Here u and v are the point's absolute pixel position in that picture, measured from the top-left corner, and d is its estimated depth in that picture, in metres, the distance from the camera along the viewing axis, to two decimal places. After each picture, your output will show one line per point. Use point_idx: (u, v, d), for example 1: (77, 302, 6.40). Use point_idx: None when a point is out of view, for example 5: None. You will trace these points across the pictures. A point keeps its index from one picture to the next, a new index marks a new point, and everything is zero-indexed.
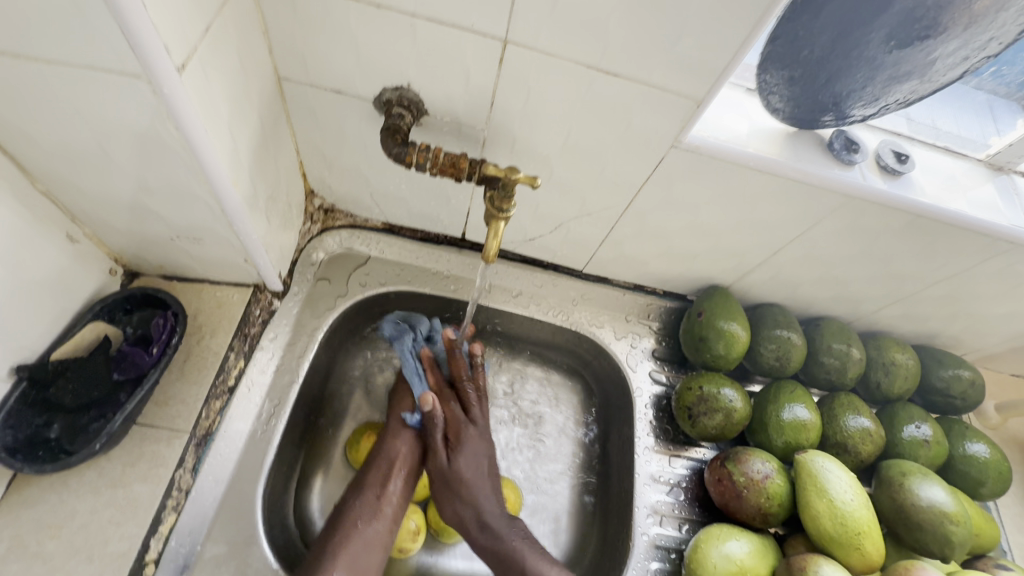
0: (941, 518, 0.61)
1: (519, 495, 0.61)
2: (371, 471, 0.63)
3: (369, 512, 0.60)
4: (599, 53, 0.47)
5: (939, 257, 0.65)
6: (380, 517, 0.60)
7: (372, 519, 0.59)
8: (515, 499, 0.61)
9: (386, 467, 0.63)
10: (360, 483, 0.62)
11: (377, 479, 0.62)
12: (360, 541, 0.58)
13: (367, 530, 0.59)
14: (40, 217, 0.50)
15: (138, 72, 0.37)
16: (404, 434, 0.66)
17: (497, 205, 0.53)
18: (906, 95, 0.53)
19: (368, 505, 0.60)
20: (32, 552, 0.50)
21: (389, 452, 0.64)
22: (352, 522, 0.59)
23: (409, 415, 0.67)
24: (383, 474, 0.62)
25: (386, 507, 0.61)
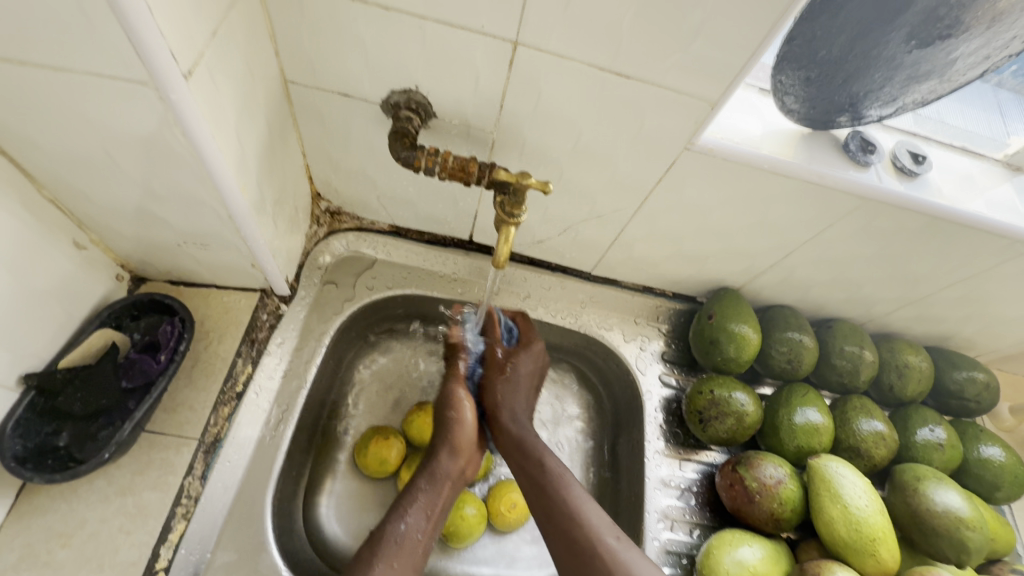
0: (957, 523, 0.60)
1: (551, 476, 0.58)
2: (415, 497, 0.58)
3: (411, 546, 0.54)
4: (612, 56, 0.46)
5: (955, 259, 0.64)
6: (415, 546, 0.54)
7: (411, 552, 0.54)
8: (545, 481, 0.58)
9: (428, 498, 0.58)
10: (399, 510, 0.56)
11: (420, 510, 0.57)
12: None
13: (403, 569, 0.52)
14: (47, 225, 0.50)
15: (144, 79, 0.36)
16: (453, 466, 0.62)
17: (508, 210, 0.52)
18: (925, 95, 0.52)
19: (407, 537, 0.54)
20: (42, 561, 0.50)
21: (433, 485, 0.60)
22: (386, 560, 0.52)
23: (456, 441, 0.63)
24: (424, 506, 0.58)
25: (424, 539, 0.56)
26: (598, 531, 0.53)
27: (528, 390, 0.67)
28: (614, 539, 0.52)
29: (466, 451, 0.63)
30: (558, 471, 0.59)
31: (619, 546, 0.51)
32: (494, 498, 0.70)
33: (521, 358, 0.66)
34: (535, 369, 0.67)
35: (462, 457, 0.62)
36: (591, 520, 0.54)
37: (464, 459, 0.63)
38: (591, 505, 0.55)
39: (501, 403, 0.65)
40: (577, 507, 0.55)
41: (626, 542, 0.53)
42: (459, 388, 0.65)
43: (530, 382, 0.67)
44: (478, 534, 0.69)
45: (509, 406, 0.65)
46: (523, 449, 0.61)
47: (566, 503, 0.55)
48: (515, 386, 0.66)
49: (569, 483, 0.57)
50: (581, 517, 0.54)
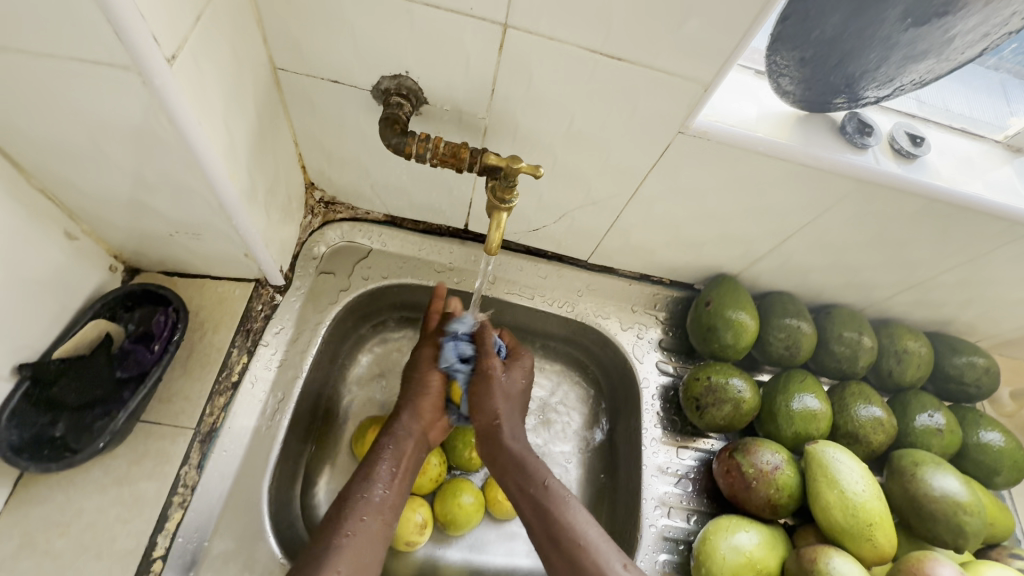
0: (954, 508, 0.60)
1: (541, 500, 0.56)
2: (381, 456, 0.59)
3: (375, 505, 0.55)
4: (602, 38, 0.46)
5: (954, 243, 0.63)
6: (381, 511, 0.55)
7: (381, 508, 0.55)
8: (534, 490, 0.57)
9: (391, 456, 0.59)
10: (365, 471, 0.57)
11: (385, 472, 0.57)
12: (363, 535, 0.52)
13: (370, 523, 0.53)
14: (38, 216, 0.50)
15: (127, 64, 0.36)
16: (416, 426, 0.62)
17: (499, 196, 0.52)
18: (923, 75, 0.51)
19: (374, 499, 0.55)
20: (41, 550, 0.50)
21: (396, 444, 0.60)
22: (356, 515, 0.53)
23: (418, 403, 0.63)
24: (390, 467, 0.58)
25: (393, 497, 0.57)
26: (592, 542, 0.53)
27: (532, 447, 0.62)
28: (601, 542, 0.53)
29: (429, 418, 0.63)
30: (558, 490, 0.57)
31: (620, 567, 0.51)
32: (491, 486, 0.71)
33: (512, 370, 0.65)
34: (517, 389, 0.64)
35: (426, 417, 0.63)
36: (585, 533, 0.53)
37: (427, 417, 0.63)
38: (579, 512, 0.55)
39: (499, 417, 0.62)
40: (561, 501, 0.56)
41: (633, 568, 0.51)
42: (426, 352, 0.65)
43: (517, 395, 0.65)
44: (476, 522, 0.69)
45: (511, 424, 0.62)
46: (511, 462, 0.60)
47: (552, 509, 0.55)
48: (510, 389, 0.64)
49: (553, 482, 0.57)
50: (576, 532, 0.53)
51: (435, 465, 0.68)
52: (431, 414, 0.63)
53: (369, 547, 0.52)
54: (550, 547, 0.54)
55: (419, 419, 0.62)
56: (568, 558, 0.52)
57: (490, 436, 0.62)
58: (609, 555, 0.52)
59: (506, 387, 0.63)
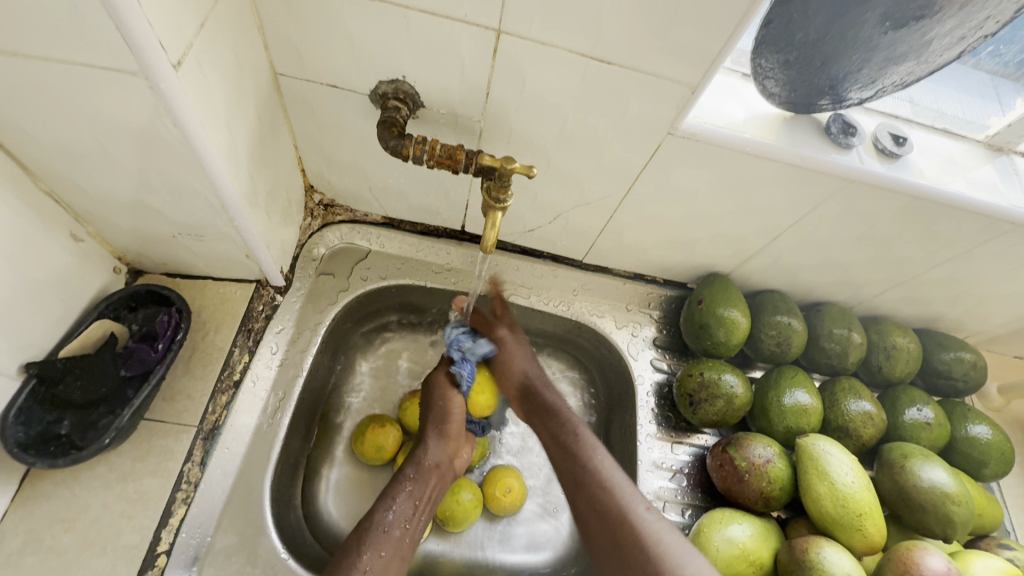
0: (942, 498, 0.61)
1: (574, 450, 0.63)
2: (403, 486, 0.60)
3: (394, 539, 0.55)
4: (592, 42, 0.47)
5: (938, 240, 0.65)
6: (399, 543, 0.56)
7: (396, 540, 0.56)
8: (569, 440, 0.64)
9: (414, 489, 0.60)
10: (386, 500, 0.58)
11: (407, 501, 0.59)
12: (379, 570, 0.52)
13: (388, 560, 0.54)
14: (44, 217, 0.51)
15: (134, 69, 0.37)
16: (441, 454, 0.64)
17: (494, 195, 0.53)
18: (903, 77, 0.53)
19: (394, 534, 0.56)
20: (46, 546, 0.51)
21: (421, 475, 0.61)
22: (374, 549, 0.53)
23: (443, 431, 0.64)
24: (412, 497, 0.60)
25: (411, 533, 0.58)
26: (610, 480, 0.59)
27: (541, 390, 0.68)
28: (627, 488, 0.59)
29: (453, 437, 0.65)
30: (589, 442, 0.63)
31: (644, 515, 0.56)
32: (489, 483, 0.72)
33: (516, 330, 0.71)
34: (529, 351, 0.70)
35: (450, 446, 0.64)
36: (608, 476, 0.59)
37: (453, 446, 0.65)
38: (603, 456, 0.61)
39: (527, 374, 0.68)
40: (588, 449, 0.62)
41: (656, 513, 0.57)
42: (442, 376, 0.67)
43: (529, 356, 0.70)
44: (474, 518, 0.70)
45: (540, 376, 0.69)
46: (545, 408, 0.67)
47: (575, 457, 0.62)
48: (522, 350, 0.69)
49: (581, 428, 0.65)
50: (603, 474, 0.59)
51: None
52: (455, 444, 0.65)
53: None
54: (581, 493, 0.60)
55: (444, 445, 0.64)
56: (596, 506, 0.58)
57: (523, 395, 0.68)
58: (631, 496, 0.58)
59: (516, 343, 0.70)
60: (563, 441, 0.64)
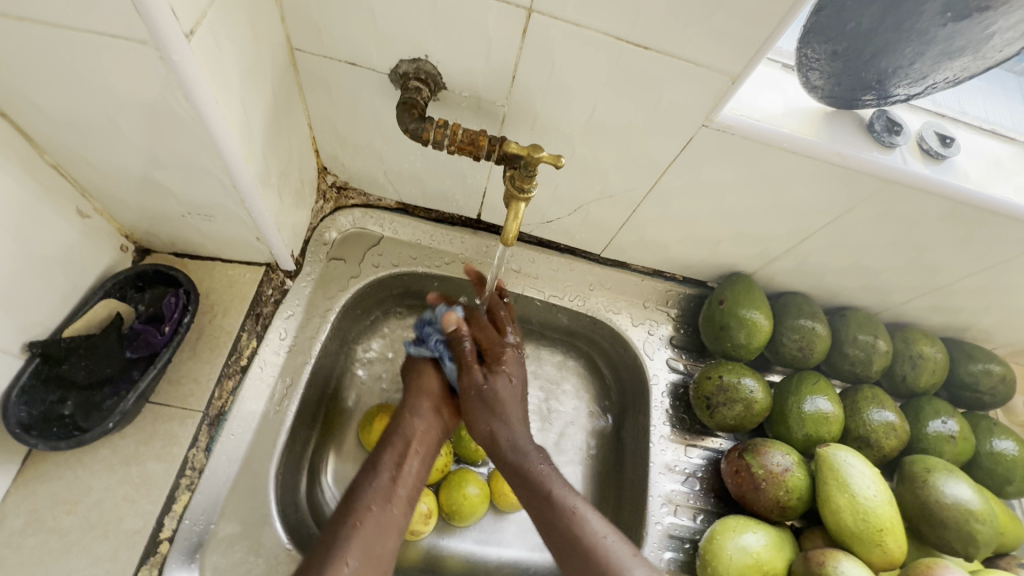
0: (966, 516, 0.59)
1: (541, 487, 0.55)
2: (387, 447, 0.59)
3: (384, 494, 0.55)
4: (630, 25, 0.44)
5: (977, 247, 0.62)
6: (394, 500, 0.55)
7: (388, 498, 0.55)
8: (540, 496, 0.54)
9: (399, 447, 0.59)
10: (373, 462, 0.58)
11: (392, 460, 0.58)
12: (373, 525, 0.52)
13: (381, 513, 0.53)
14: (49, 191, 0.49)
15: (144, 38, 0.35)
16: (422, 405, 0.63)
17: (517, 185, 0.51)
18: (957, 73, 0.50)
19: (383, 488, 0.55)
20: (48, 527, 0.50)
21: (405, 432, 0.61)
22: (364, 505, 0.53)
23: (420, 385, 0.64)
24: (398, 455, 0.59)
25: (403, 486, 0.57)
26: (577, 507, 0.53)
27: (519, 403, 0.61)
28: (590, 512, 0.53)
29: (436, 389, 0.64)
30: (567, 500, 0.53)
31: (626, 553, 0.49)
32: (498, 478, 0.70)
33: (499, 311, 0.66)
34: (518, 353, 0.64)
35: (435, 397, 0.64)
36: (568, 500, 0.54)
37: (434, 404, 0.63)
38: (564, 487, 0.55)
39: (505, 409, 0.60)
40: (551, 490, 0.54)
41: (629, 547, 0.50)
42: (422, 356, 0.66)
43: (518, 399, 0.61)
44: (481, 513, 0.69)
45: (513, 413, 0.60)
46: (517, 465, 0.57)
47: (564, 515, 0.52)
48: (507, 377, 0.61)
49: (554, 475, 0.56)
50: (559, 499, 0.54)
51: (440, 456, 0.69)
52: (436, 400, 0.64)
53: (381, 537, 0.52)
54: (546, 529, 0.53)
55: (431, 411, 0.63)
56: (567, 540, 0.51)
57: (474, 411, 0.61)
58: (593, 526, 0.51)
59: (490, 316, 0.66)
60: (525, 468, 0.57)
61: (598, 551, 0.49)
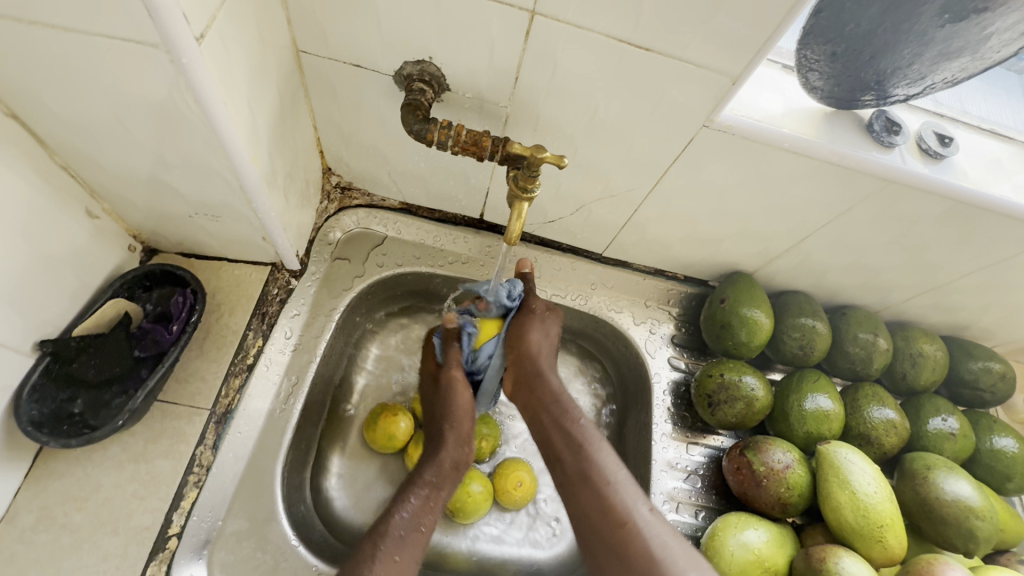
0: (966, 512, 0.60)
1: (577, 441, 0.55)
2: (416, 488, 0.56)
3: (407, 521, 0.51)
4: (631, 27, 0.45)
5: (976, 246, 0.62)
6: (424, 524, 0.53)
7: (416, 538, 0.51)
8: (568, 425, 0.57)
9: (431, 474, 0.58)
10: (400, 496, 0.55)
11: (427, 480, 0.57)
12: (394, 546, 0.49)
13: (405, 538, 0.50)
14: (59, 192, 0.50)
15: (155, 42, 0.36)
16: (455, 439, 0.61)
17: (521, 185, 0.51)
18: (955, 74, 0.50)
19: (405, 516, 0.52)
20: (59, 523, 0.51)
21: (435, 466, 0.58)
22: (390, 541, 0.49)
23: (451, 416, 0.62)
24: (434, 481, 0.57)
25: (422, 516, 0.53)
26: (611, 477, 0.52)
27: (548, 352, 0.63)
28: (628, 482, 0.52)
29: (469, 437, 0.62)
30: (595, 443, 0.55)
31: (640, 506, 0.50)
32: (501, 476, 0.71)
33: (539, 325, 0.63)
34: (552, 340, 0.64)
35: (466, 443, 0.61)
36: (608, 467, 0.53)
37: (465, 443, 0.62)
38: (607, 451, 0.54)
39: (535, 351, 0.62)
40: (590, 443, 0.55)
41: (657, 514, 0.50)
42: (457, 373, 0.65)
43: (549, 348, 0.63)
44: (484, 510, 0.70)
45: (545, 361, 0.62)
46: (545, 397, 0.60)
47: (587, 464, 0.53)
48: (545, 329, 0.64)
49: (587, 423, 0.57)
50: (605, 469, 0.52)
51: None
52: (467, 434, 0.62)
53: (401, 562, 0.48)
54: (575, 483, 0.53)
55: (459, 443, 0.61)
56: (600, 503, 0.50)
57: (527, 380, 0.62)
58: (632, 500, 0.50)
59: (531, 336, 0.63)
60: (569, 434, 0.56)
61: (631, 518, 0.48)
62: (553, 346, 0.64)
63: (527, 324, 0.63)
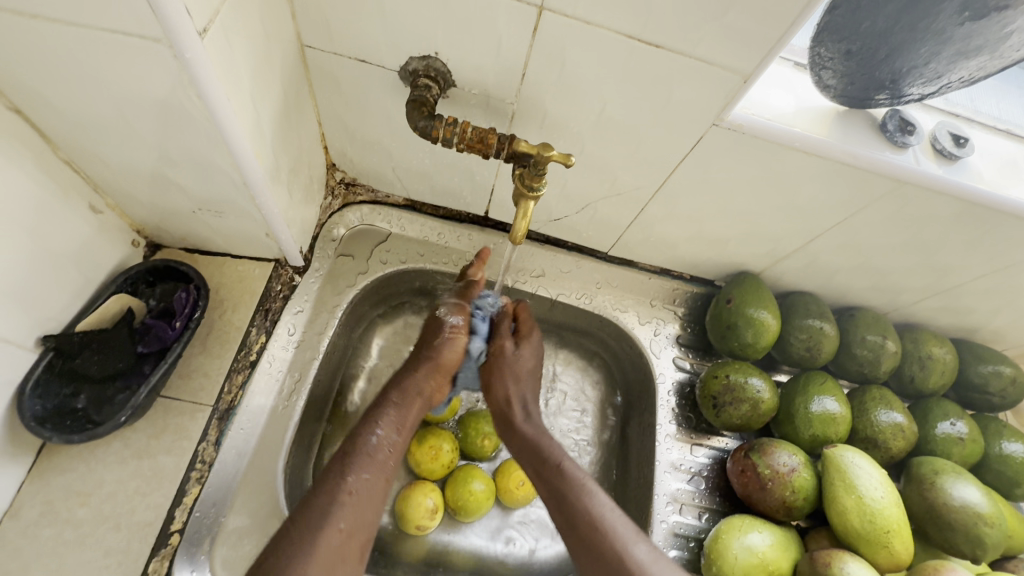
0: (974, 518, 0.59)
1: (565, 480, 0.53)
2: (384, 410, 0.53)
3: (377, 458, 0.49)
4: (641, 23, 0.44)
5: (989, 248, 0.61)
6: (378, 473, 0.48)
7: (384, 458, 0.50)
8: (549, 472, 0.55)
9: (397, 412, 0.54)
10: (366, 422, 0.52)
11: (386, 422, 0.52)
12: (361, 492, 0.46)
13: (372, 479, 0.47)
14: (62, 186, 0.50)
15: (158, 36, 0.35)
16: (424, 381, 0.57)
17: (527, 183, 0.51)
18: (972, 73, 0.49)
19: (372, 447, 0.49)
20: (62, 518, 0.51)
21: (402, 394, 0.55)
22: (357, 470, 0.47)
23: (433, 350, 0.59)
24: (393, 419, 0.53)
25: (392, 454, 0.51)
26: (603, 513, 0.50)
27: (531, 380, 0.64)
28: (619, 522, 0.50)
29: (446, 366, 0.59)
30: (579, 473, 0.54)
31: (638, 539, 0.48)
32: (503, 475, 0.71)
33: (523, 346, 0.63)
34: (534, 364, 0.64)
35: (437, 376, 0.58)
36: (597, 508, 0.51)
37: (438, 377, 0.59)
38: (599, 487, 0.53)
39: (511, 394, 0.62)
40: (580, 485, 0.53)
41: (648, 542, 0.49)
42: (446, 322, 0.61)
43: (530, 376, 0.64)
44: (486, 509, 0.69)
45: (523, 394, 0.62)
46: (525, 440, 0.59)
47: (575, 493, 0.52)
48: (521, 360, 0.63)
49: (570, 463, 0.55)
50: (596, 513, 0.50)
51: (446, 451, 0.68)
52: (445, 371, 0.59)
53: (367, 505, 0.46)
54: (565, 520, 0.51)
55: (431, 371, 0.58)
56: (590, 542, 0.48)
57: (502, 422, 0.62)
58: (630, 535, 0.49)
59: (514, 364, 0.62)
60: (551, 477, 0.54)
61: (627, 557, 0.46)
62: (534, 379, 0.64)
63: (505, 362, 0.62)
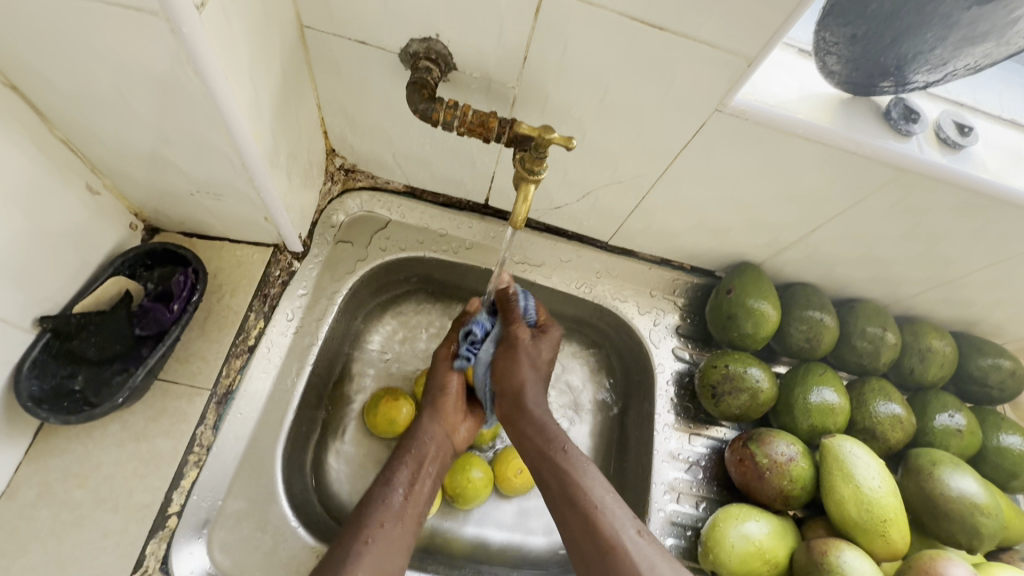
0: (971, 509, 0.59)
1: (566, 465, 0.56)
2: (399, 466, 0.58)
3: (396, 509, 0.54)
4: (644, 5, 0.43)
5: (991, 239, 0.61)
6: (405, 517, 0.54)
7: (403, 517, 0.54)
8: (552, 452, 0.58)
9: (412, 462, 0.59)
10: (387, 476, 0.57)
11: (405, 475, 0.57)
12: (383, 541, 0.51)
13: (394, 527, 0.53)
14: (60, 167, 0.49)
15: (156, 9, 0.35)
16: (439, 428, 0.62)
17: (528, 167, 0.50)
18: (978, 59, 0.48)
19: (394, 504, 0.54)
20: (59, 499, 0.51)
21: (417, 448, 0.60)
22: (376, 521, 0.52)
23: (437, 405, 0.63)
24: (411, 471, 0.58)
25: (414, 504, 0.56)
26: (599, 499, 0.54)
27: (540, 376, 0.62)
28: (615, 506, 0.54)
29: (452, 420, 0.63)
30: (578, 458, 0.57)
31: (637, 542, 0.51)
32: (501, 462, 0.71)
33: (528, 347, 0.62)
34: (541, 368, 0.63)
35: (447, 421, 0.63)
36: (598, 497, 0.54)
37: (447, 422, 0.63)
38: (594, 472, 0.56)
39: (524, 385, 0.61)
40: (578, 466, 0.56)
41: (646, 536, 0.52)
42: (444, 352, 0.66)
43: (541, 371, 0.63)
44: (483, 497, 0.69)
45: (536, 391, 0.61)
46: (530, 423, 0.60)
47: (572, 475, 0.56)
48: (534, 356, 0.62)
49: (570, 447, 0.58)
50: (592, 495, 0.54)
51: None
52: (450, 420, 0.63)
53: (391, 555, 0.51)
54: (562, 493, 0.55)
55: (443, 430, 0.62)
56: (583, 519, 0.53)
57: (511, 402, 0.61)
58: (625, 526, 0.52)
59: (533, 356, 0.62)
60: (552, 457, 0.57)
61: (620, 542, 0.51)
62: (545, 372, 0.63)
63: (517, 354, 0.61)
